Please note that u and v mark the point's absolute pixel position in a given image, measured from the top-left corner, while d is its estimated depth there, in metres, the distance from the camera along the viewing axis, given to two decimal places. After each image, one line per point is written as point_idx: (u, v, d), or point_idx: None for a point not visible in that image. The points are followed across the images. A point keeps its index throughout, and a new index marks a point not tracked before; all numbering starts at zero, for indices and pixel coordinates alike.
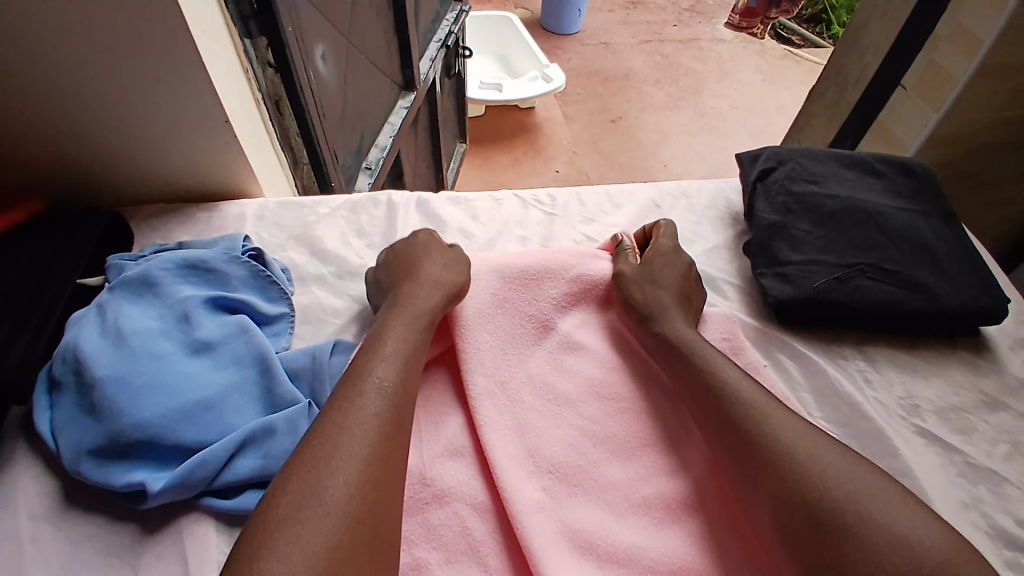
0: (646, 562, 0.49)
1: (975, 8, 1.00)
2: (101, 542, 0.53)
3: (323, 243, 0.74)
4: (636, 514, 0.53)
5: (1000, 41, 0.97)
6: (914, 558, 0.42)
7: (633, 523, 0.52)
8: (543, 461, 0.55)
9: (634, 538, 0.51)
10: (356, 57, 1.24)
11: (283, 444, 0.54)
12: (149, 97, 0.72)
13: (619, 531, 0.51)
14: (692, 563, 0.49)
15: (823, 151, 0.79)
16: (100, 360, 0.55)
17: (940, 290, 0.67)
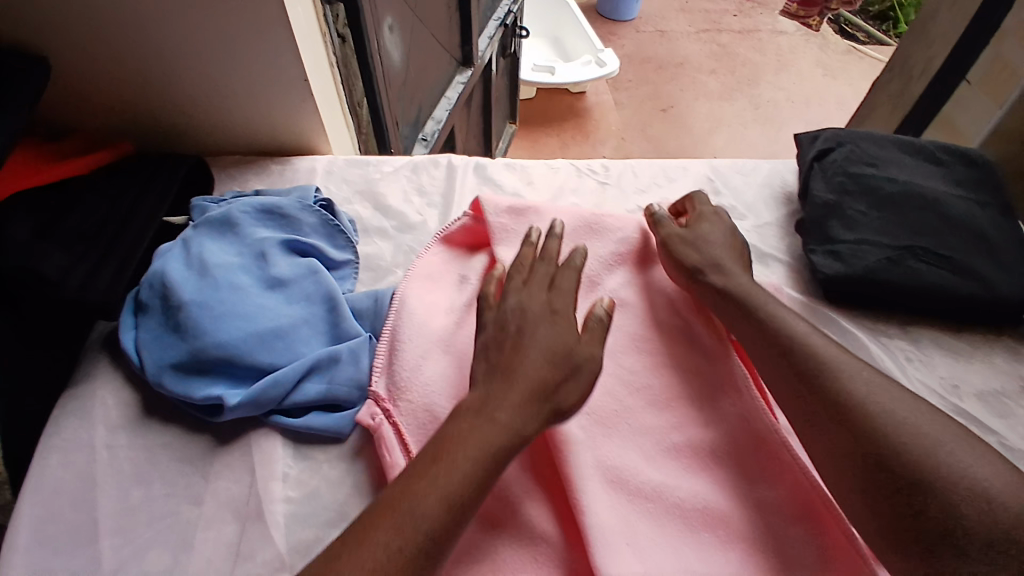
0: (671, 500, 0.53)
1: None
2: (176, 450, 0.58)
3: (386, 198, 0.79)
4: (669, 456, 0.56)
5: None
6: (990, 508, 0.43)
7: (663, 465, 0.55)
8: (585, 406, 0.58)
9: (661, 478, 0.54)
10: (420, 31, 1.28)
11: (349, 372, 0.60)
12: (237, 54, 0.77)
13: (649, 470, 0.55)
14: (719, 504, 0.53)
15: (884, 135, 0.79)
16: (187, 287, 0.61)
17: (995, 278, 0.67)
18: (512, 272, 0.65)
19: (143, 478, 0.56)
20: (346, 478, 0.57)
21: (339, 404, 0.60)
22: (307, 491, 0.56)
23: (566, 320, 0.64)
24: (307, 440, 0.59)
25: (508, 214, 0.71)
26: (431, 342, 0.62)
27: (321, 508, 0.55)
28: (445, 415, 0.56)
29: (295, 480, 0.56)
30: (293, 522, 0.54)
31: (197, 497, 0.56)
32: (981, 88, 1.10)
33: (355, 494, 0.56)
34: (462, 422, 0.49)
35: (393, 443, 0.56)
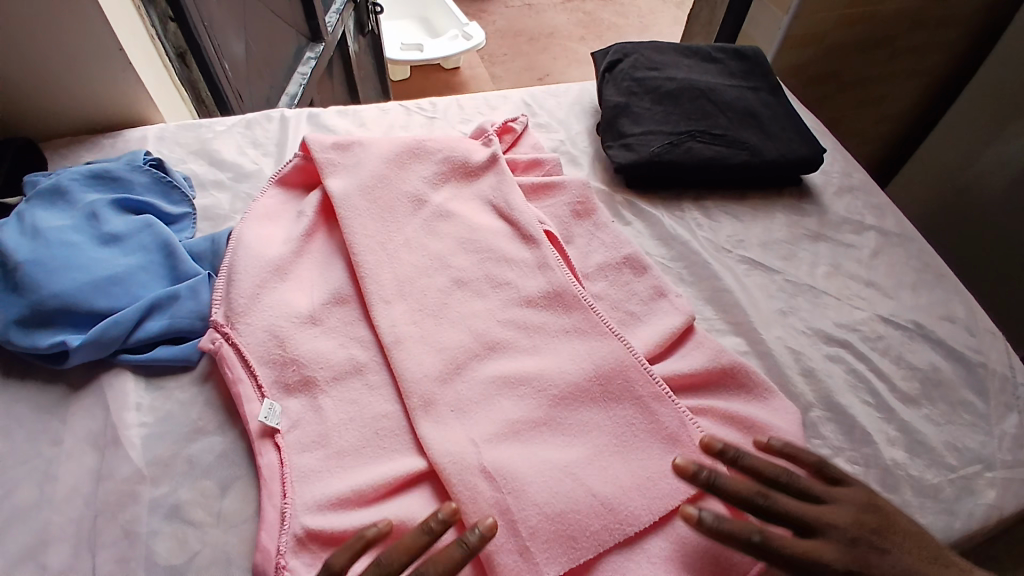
0: (542, 381, 0.59)
1: None
2: (31, 402, 0.60)
3: (220, 154, 0.81)
4: (548, 345, 0.63)
5: None
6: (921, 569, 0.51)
7: (541, 354, 0.62)
8: (415, 301, 0.65)
9: (537, 365, 0.61)
10: (256, 7, 1.29)
11: (188, 306, 0.63)
12: (42, 27, 0.77)
13: (526, 362, 0.61)
14: (580, 379, 0.59)
15: (666, 44, 0.90)
16: (19, 249, 0.62)
17: (761, 145, 0.80)
18: (336, 198, 0.71)
19: (2, 431, 0.58)
20: (198, 399, 0.61)
21: (183, 336, 0.63)
22: (161, 415, 0.59)
23: (399, 233, 0.71)
24: (156, 372, 0.62)
25: (330, 152, 0.75)
26: (265, 270, 0.66)
27: (179, 426, 0.59)
28: (283, 326, 0.62)
29: (148, 408, 0.60)
30: (152, 441, 0.57)
31: (57, 437, 0.58)
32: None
33: (209, 411, 0.60)
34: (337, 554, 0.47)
35: (233, 360, 0.60)
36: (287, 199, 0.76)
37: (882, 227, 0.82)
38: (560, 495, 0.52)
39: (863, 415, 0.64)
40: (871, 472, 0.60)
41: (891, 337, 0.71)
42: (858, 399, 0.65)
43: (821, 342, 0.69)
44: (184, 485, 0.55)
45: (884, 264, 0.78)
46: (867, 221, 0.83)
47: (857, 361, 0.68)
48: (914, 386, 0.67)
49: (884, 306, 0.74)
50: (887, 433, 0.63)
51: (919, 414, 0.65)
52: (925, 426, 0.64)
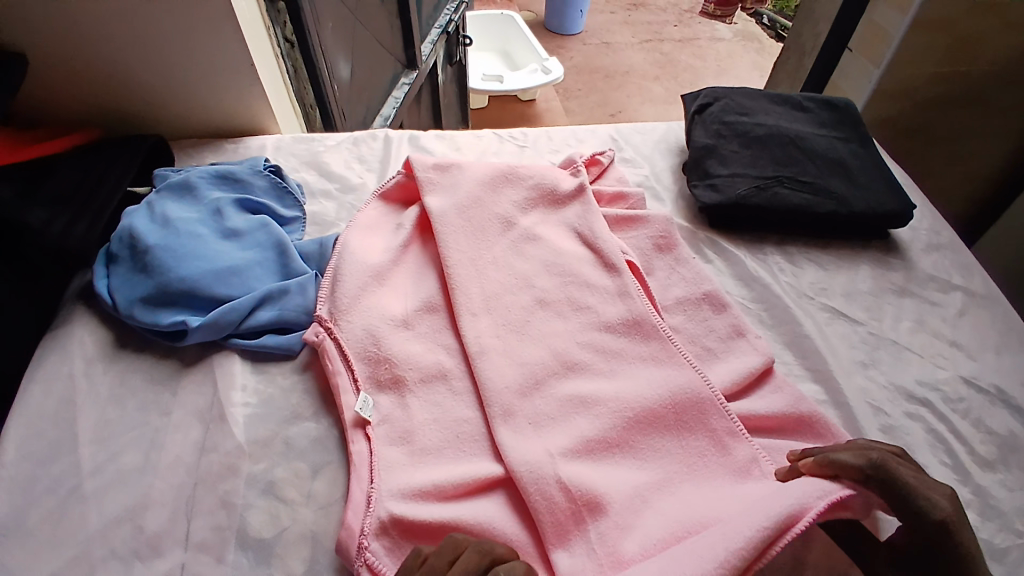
0: (614, 403, 0.61)
1: None
2: (146, 374, 0.67)
3: (330, 166, 0.89)
4: (620, 370, 0.65)
5: None
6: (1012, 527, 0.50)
7: (613, 378, 0.64)
8: (501, 316, 0.68)
9: (609, 388, 0.63)
10: (363, 34, 1.39)
11: (296, 300, 0.70)
12: (189, 43, 0.87)
13: (598, 383, 0.63)
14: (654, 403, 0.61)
15: (757, 90, 0.92)
16: (152, 235, 0.70)
17: (849, 196, 0.80)
18: (435, 214, 0.76)
19: (118, 397, 0.65)
20: (297, 386, 0.66)
21: (288, 327, 0.69)
22: (263, 397, 0.65)
23: (488, 251, 0.75)
24: (261, 358, 0.68)
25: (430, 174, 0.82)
26: (367, 276, 0.71)
27: (278, 409, 0.64)
28: (380, 327, 0.67)
29: (252, 390, 0.65)
30: (253, 420, 0.63)
31: (166, 409, 0.64)
32: (860, 52, 1.25)
33: (307, 398, 0.65)
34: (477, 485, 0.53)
35: (334, 353, 0.65)
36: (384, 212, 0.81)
37: (969, 287, 0.80)
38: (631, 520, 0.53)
39: (941, 475, 0.62)
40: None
41: (972, 400, 0.68)
42: (938, 459, 0.63)
43: (901, 399, 0.68)
44: (279, 464, 0.60)
45: (969, 324, 0.76)
46: (954, 280, 0.81)
47: (937, 421, 0.66)
48: (993, 450, 0.65)
49: (967, 368, 0.71)
50: (966, 497, 0.61)
51: (993, 478, 0.62)
52: (997, 490, 0.61)
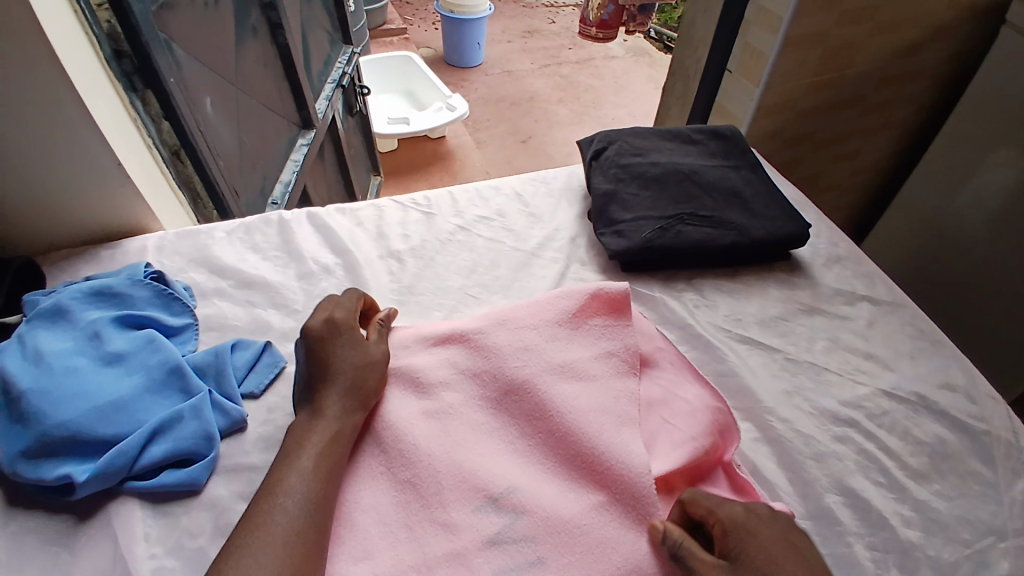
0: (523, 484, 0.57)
1: None
2: (36, 535, 0.59)
3: (221, 261, 0.83)
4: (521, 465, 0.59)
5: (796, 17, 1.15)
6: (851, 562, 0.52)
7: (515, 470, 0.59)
8: (450, 449, 0.60)
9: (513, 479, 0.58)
10: (250, 103, 1.33)
11: (191, 427, 0.63)
12: (44, 148, 0.81)
13: (496, 477, 0.58)
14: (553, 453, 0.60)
15: (648, 128, 0.96)
16: (22, 378, 0.62)
17: (749, 225, 0.83)
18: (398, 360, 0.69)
19: (10, 567, 0.56)
20: (207, 523, 0.60)
21: (189, 458, 0.63)
22: (170, 544, 0.58)
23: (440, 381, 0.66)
24: (164, 498, 0.61)
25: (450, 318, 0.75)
26: None
27: (188, 557, 0.57)
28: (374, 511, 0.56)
29: (157, 537, 0.59)
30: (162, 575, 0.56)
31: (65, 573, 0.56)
32: (739, 72, 1.33)
33: (218, 536, 0.59)
34: (278, 468, 0.56)
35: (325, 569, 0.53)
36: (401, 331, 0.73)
37: (873, 296, 0.84)
38: (511, 476, 0.58)
39: (878, 498, 0.63)
40: (889, 557, 0.59)
41: (896, 412, 0.71)
42: (870, 481, 0.65)
43: (829, 423, 0.69)
44: None
45: (880, 334, 0.79)
46: (858, 290, 0.84)
47: (866, 440, 0.68)
48: (923, 461, 0.67)
49: (885, 379, 0.74)
50: (902, 513, 0.62)
51: (929, 490, 0.64)
52: (934, 502, 0.63)
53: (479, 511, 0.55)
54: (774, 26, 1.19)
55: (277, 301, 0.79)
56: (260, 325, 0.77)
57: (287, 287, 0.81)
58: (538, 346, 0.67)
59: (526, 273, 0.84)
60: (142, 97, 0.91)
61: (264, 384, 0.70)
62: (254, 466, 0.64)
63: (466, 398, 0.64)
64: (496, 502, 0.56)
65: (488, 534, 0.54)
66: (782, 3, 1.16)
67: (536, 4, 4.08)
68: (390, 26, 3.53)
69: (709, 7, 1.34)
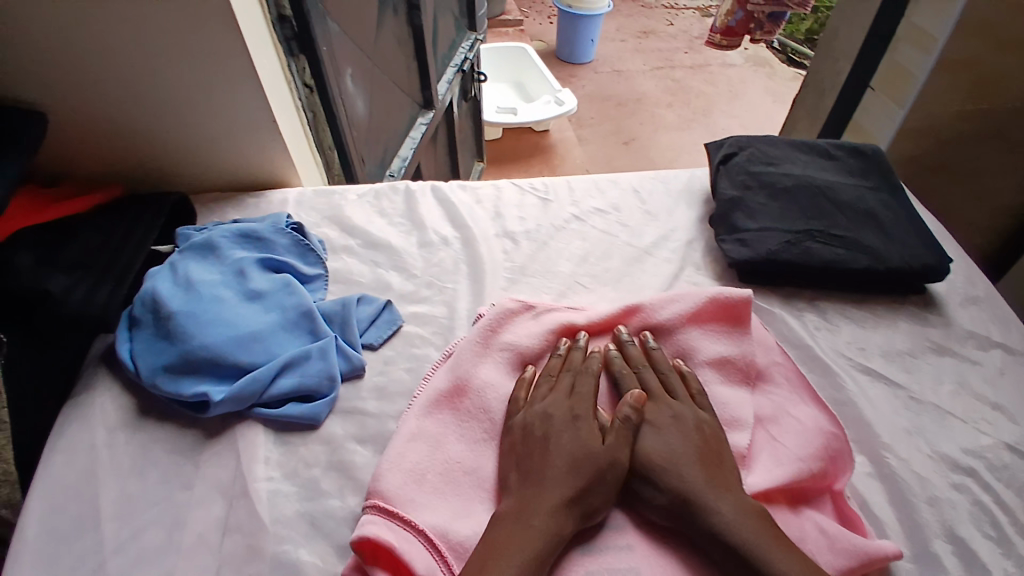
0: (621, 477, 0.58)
1: (928, 11, 1.12)
2: (166, 445, 0.66)
3: (352, 221, 0.89)
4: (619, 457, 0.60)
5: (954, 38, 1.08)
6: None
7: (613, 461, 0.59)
8: None
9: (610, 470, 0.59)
10: (381, 79, 1.41)
11: (317, 366, 0.69)
12: (212, 100, 0.90)
13: None
14: None
15: (782, 138, 0.93)
16: (174, 300, 0.70)
17: (885, 251, 0.78)
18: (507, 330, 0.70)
19: (138, 470, 0.64)
20: (320, 457, 0.65)
21: (312, 394, 0.68)
22: (286, 470, 0.64)
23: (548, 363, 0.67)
24: (285, 427, 0.67)
25: (564, 304, 0.75)
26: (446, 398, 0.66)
27: (299, 484, 0.63)
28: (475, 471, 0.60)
29: (275, 462, 0.64)
30: (277, 496, 0.62)
31: (187, 483, 0.63)
32: (881, 91, 1.25)
33: (328, 470, 0.64)
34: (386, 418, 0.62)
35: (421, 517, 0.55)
36: (509, 310, 0.71)
37: (1012, 343, 0.76)
38: None
39: (987, 549, 0.59)
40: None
41: (1018, 467, 0.65)
42: (980, 532, 0.60)
43: (949, 470, 0.64)
44: (304, 545, 0.58)
45: (1012, 383, 0.72)
46: (996, 335, 0.77)
47: (984, 492, 0.63)
48: None
49: (1018, 433, 0.68)
50: (1005, 568, 0.58)
51: None
52: None
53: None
54: (928, 46, 1.12)
55: (398, 265, 0.84)
56: (382, 285, 0.81)
57: (409, 254, 0.85)
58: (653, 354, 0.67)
59: (638, 270, 0.83)
60: (296, 63, 0.99)
61: (384, 337, 0.74)
62: (366, 412, 0.68)
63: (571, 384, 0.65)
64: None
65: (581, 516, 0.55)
66: (941, 22, 1.09)
67: (655, 5, 4.00)
68: (508, 17, 3.59)
69: (856, 19, 1.26)
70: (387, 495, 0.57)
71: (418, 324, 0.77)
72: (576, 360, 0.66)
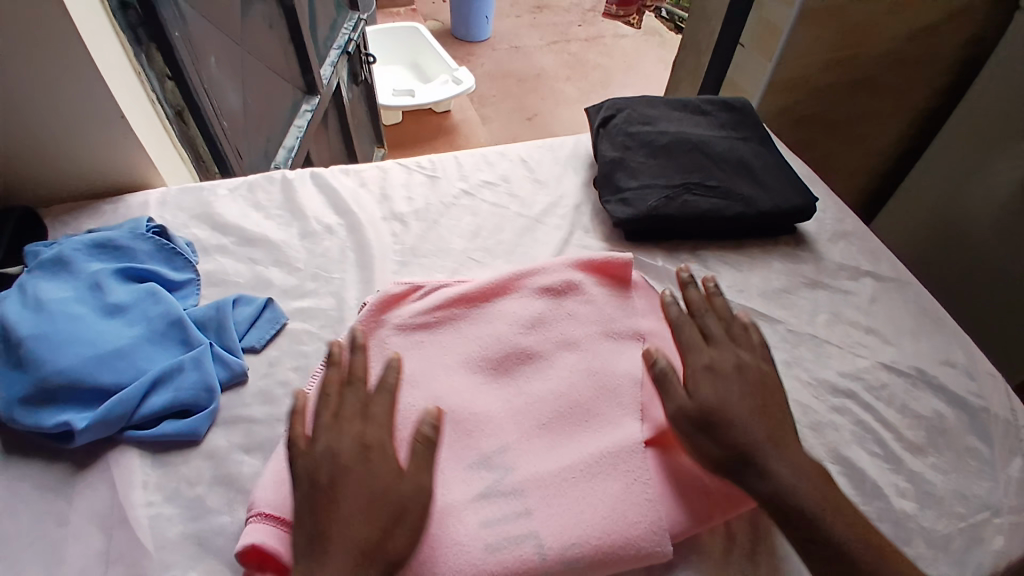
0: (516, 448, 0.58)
1: None
2: (28, 485, 0.58)
3: (223, 218, 0.83)
4: (515, 425, 0.60)
5: None
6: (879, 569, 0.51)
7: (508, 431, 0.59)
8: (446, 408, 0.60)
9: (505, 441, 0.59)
10: (254, 65, 1.31)
11: (191, 377, 0.63)
12: (44, 96, 0.80)
13: (489, 438, 0.59)
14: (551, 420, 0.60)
15: (658, 97, 0.95)
16: (24, 323, 0.62)
17: (757, 197, 0.82)
18: (398, 312, 0.68)
19: (3, 512, 0.56)
20: (205, 473, 0.60)
21: (189, 409, 0.63)
22: (167, 492, 0.59)
23: (440, 345, 0.66)
24: (162, 448, 0.61)
25: (453, 279, 0.74)
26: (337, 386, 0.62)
27: (185, 505, 0.58)
28: None
29: (154, 485, 0.59)
30: (159, 522, 0.57)
31: (63, 516, 0.56)
32: (753, 47, 1.31)
33: (213, 485, 0.59)
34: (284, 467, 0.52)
35: None
36: (395, 293, 0.69)
37: (876, 272, 0.83)
38: (504, 435, 0.59)
39: (873, 467, 0.64)
40: (884, 526, 0.59)
41: (894, 385, 0.71)
42: (866, 451, 0.65)
43: (827, 394, 0.69)
44: (191, 569, 0.54)
45: (882, 310, 0.79)
46: (862, 266, 0.84)
47: (863, 412, 0.68)
48: (921, 435, 0.67)
49: (885, 354, 0.74)
50: (898, 484, 0.63)
51: (926, 463, 0.65)
52: (930, 475, 0.64)
53: (473, 468, 0.57)
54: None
55: (279, 258, 0.79)
56: (262, 283, 0.76)
57: (290, 247, 0.80)
58: (539, 316, 0.68)
59: (529, 239, 0.83)
60: (147, 51, 0.90)
61: (266, 338, 0.70)
62: (252, 419, 0.64)
63: (465, 361, 0.64)
64: (489, 461, 0.57)
65: (478, 489, 0.55)
66: None
67: None
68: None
69: None
70: (274, 501, 0.52)
71: (304, 320, 0.73)
72: (472, 340, 0.66)
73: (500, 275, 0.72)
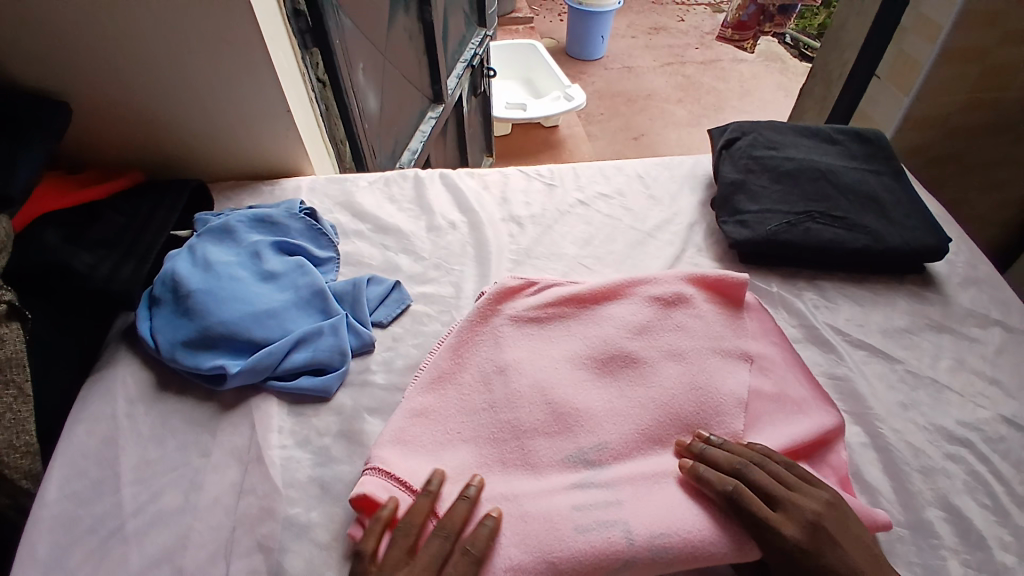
0: (614, 446, 0.61)
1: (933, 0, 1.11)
2: (185, 416, 0.68)
3: (363, 207, 0.92)
4: (615, 424, 0.62)
5: (958, 28, 1.08)
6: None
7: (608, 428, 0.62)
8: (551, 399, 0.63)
9: (605, 438, 0.61)
10: (392, 72, 1.43)
11: (329, 341, 0.72)
12: (227, 89, 0.93)
13: (590, 434, 0.61)
14: (650, 423, 0.62)
15: (786, 123, 0.94)
16: (194, 279, 0.72)
17: (885, 232, 0.79)
18: (513, 304, 0.72)
19: (159, 438, 0.66)
20: (331, 427, 0.67)
21: (324, 368, 0.71)
22: (298, 439, 0.66)
23: (549, 338, 0.70)
24: (298, 400, 0.70)
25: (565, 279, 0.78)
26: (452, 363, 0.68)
27: (310, 452, 0.65)
28: (476, 433, 0.62)
29: (288, 431, 0.67)
30: (288, 463, 0.64)
31: (204, 450, 0.65)
32: (888, 80, 1.25)
33: (337, 438, 0.66)
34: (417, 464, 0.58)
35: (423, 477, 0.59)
36: (511, 285, 0.73)
37: (1010, 322, 0.77)
38: (604, 432, 0.61)
39: (984, 523, 0.60)
40: None
41: (1016, 441, 0.66)
42: (976, 503, 0.61)
43: (941, 441, 0.65)
44: (313, 509, 0.61)
45: (1010, 362, 0.73)
46: (994, 314, 0.78)
47: (979, 463, 0.64)
48: None
49: (1013, 408, 0.68)
50: (1001, 537, 0.59)
51: None
52: None
53: (570, 461, 0.60)
54: (933, 35, 1.12)
55: (407, 247, 0.87)
56: (391, 267, 0.84)
57: (417, 237, 0.88)
58: (645, 322, 0.70)
59: (640, 252, 0.85)
60: (311, 56, 1.02)
61: (393, 316, 0.77)
62: (375, 385, 0.71)
63: (571, 355, 0.68)
64: (587, 457, 0.60)
65: (574, 479, 0.58)
66: (945, 12, 1.09)
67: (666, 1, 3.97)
68: (518, 15, 3.61)
69: (864, 6, 1.27)
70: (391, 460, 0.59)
71: (426, 304, 0.79)
72: (580, 338, 0.69)
73: (611, 280, 0.75)
